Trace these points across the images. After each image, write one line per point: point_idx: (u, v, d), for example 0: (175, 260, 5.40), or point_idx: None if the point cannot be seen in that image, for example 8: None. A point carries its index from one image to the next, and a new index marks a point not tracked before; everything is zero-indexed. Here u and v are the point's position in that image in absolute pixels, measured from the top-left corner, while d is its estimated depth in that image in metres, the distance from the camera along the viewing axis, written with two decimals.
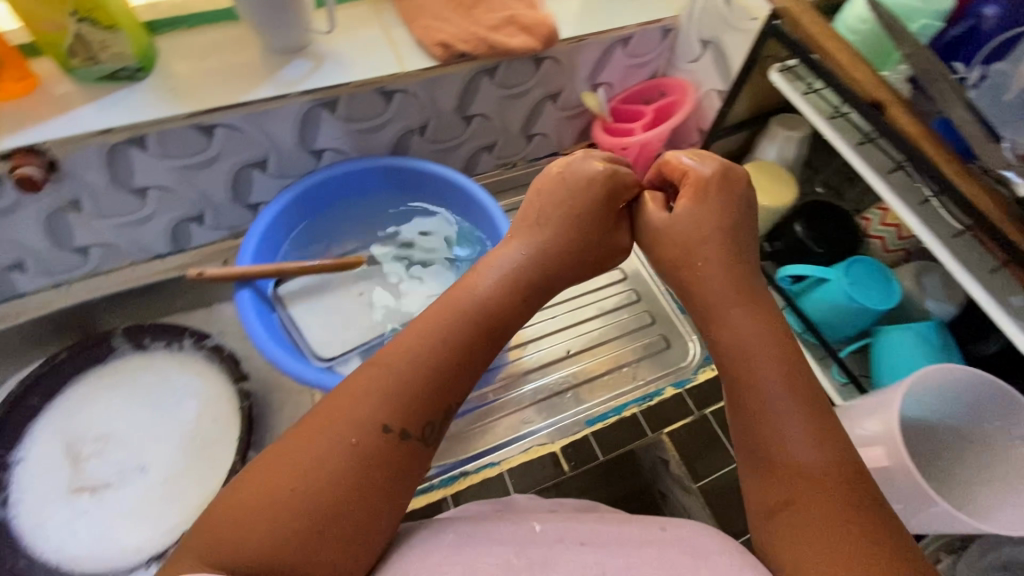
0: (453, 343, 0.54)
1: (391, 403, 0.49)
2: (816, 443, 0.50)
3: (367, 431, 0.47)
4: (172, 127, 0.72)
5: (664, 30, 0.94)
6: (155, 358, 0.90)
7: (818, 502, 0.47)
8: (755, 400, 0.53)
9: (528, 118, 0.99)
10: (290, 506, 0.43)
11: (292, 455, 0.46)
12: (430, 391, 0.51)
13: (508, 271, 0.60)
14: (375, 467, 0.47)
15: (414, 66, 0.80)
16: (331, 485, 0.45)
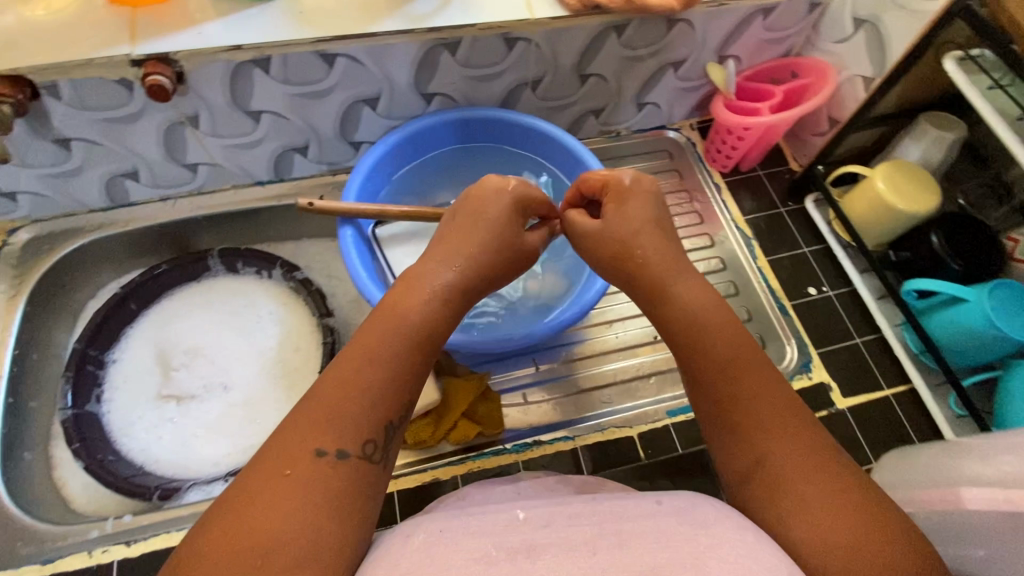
0: (394, 349, 0.49)
1: (326, 424, 0.43)
2: (768, 401, 0.47)
3: (301, 460, 0.41)
4: (297, 52, 0.71)
5: (813, 3, 0.85)
6: (247, 283, 0.92)
7: (789, 466, 0.43)
8: (705, 363, 0.51)
9: (644, 85, 0.93)
10: (225, 562, 0.36)
11: (224, 526, 0.38)
12: (371, 396, 0.46)
13: (439, 281, 0.56)
14: (327, 494, 0.40)
15: (544, 13, 0.75)
16: (273, 537, 0.37)
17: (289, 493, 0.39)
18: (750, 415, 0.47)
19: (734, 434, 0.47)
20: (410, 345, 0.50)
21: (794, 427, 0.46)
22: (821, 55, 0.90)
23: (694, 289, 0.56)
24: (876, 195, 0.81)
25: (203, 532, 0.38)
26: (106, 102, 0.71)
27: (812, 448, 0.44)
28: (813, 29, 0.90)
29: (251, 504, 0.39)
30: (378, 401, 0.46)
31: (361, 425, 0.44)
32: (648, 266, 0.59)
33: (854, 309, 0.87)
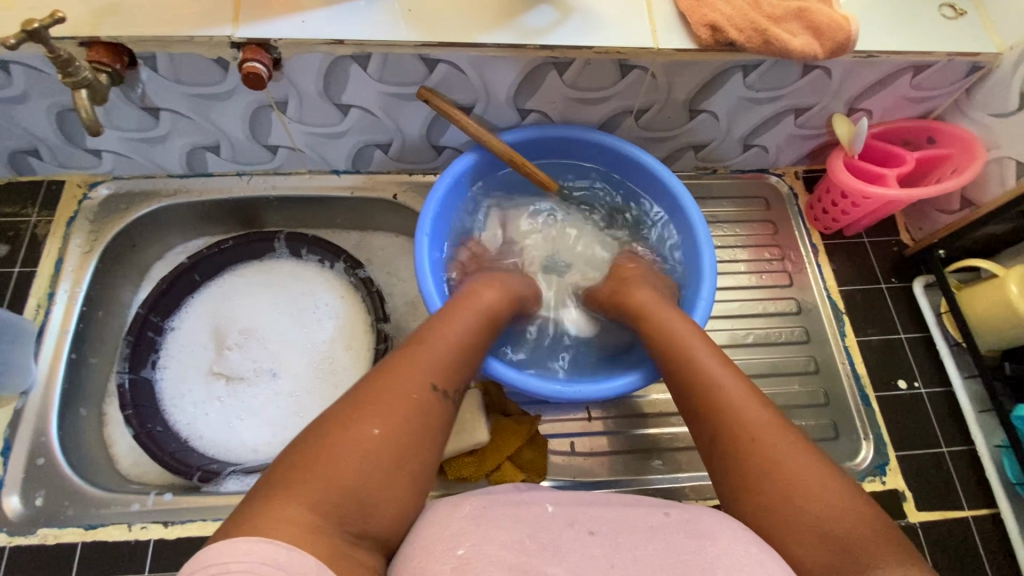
0: (474, 330, 0.60)
1: (438, 366, 0.53)
2: (748, 393, 0.55)
3: (422, 385, 0.50)
4: (400, 53, 0.66)
5: (974, 68, 0.74)
6: (308, 269, 0.91)
7: (756, 453, 0.50)
8: (693, 368, 0.58)
9: (756, 127, 0.84)
10: (367, 456, 0.44)
11: (361, 425, 0.45)
12: (462, 358, 0.56)
13: (503, 291, 0.68)
14: (431, 421, 0.49)
15: (669, 44, 0.68)
16: (400, 439, 0.46)
17: (411, 414, 0.48)
18: (739, 417, 0.53)
19: (716, 434, 0.53)
20: (486, 330, 0.61)
21: (770, 416, 0.53)
22: (969, 124, 0.80)
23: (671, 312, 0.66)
24: (1006, 299, 0.71)
25: (343, 428, 0.45)
26: (200, 78, 0.69)
27: (780, 429, 0.51)
28: (966, 94, 0.79)
29: (384, 419, 0.46)
30: (468, 366, 0.57)
31: (455, 377, 0.54)
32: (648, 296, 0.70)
33: (945, 414, 0.79)
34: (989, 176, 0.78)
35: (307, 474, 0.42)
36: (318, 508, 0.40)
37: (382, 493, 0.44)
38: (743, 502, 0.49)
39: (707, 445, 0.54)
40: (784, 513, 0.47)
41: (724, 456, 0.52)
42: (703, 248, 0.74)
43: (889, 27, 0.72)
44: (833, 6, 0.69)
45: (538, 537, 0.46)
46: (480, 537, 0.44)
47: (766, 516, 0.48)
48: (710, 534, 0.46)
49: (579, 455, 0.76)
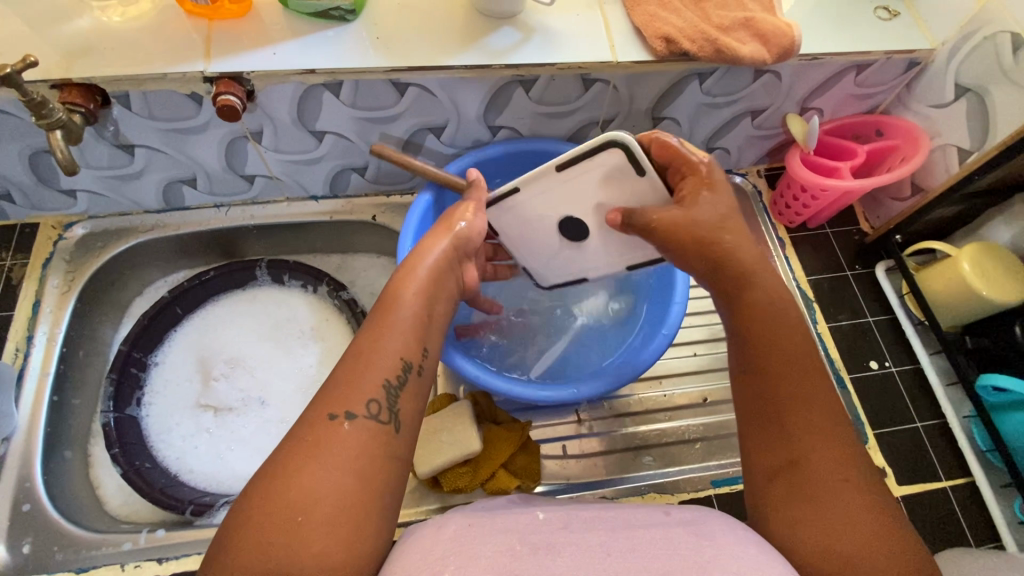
0: (391, 332, 0.52)
1: (337, 393, 0.47)
2: (822, 403, 0.48)
3: (322, 426, 0.45)
4: (370, 79, 0.69)
5: (911, 63, 0.79)
6: (291, 295, 0.92)
7: (803, 469, 0.46)
8: (767, 363, 0.51)
9: (717, 130, 0.89)
10: (271, 526, 0.40)
11: (265, 497, 0.41)
12: (374, 369, 0.49)
13: (424, 270, 0.58)
14: (345, 457, 0.44)
15: (627, 56, 0.72)
16: (308, 496, 0.41)
17: (317, 459, 0.43)
18: (799, 435, 0.47)
19: (777, 443, 0.48)
20: (412, 326, 0.53)
21: (842, 438, 0.47)
22: (912, 116, 0.85)
23: (764, 287, 0.56)
24: (960, 276, 0.76)
25: (250, 502, 0.42)
26: (174, 114, 0.70)
27: (848, 456, 0.46)
28: (907, 88, 0.84)
29: (289, 475, 0.42)
30: (380, 372, 0.49)
31: (359, 394, 0.47)
32: (748, 260, 0.57)
33: (916, 390, 0.83)
34: (935, 163, 0.83)
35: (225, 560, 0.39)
36: None
37: (305, 553, 0.40)
38: (772, 513, 0.46)
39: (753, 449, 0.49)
40: (833, 541, 0.42)
41: (776, 464, 0.47)
42: None
43: (829, 31, 0.77)
44: (777, 14, 0.74)
45: (528, 540, 0.45)
46: (466, 559, 0.42)
47: (805, 539, 0.43)
48: (710, 534, 0.45)
49: (571, 458, 0.77)
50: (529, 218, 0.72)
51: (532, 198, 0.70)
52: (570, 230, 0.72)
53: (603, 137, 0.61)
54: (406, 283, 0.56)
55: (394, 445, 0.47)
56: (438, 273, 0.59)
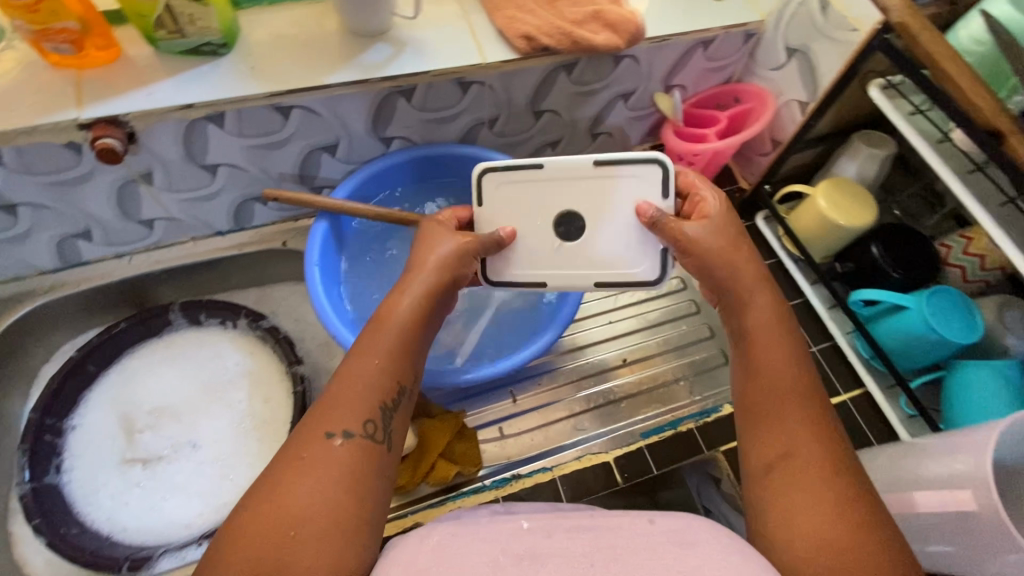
0: (389, 354, 0.51)
1: (336, 412, 0.46)
2: (815, 405, 0.48)
3: (314, 445, 0.44)
4: (251, 106, 0.71)
5: (748, 35, 0.90)
6: (210, 334, 0.91)
7: (796, 466, 0.44)
8: (761, 366, 0.51)
9: (597, 116, 0.96)
10: (262, 544, 0.38)
11: (263, 513, 0.40)
12: (368, 388, 0.48)
13: (416, 287, 0.57)
14: (336, 474, 0.43)
15: (495, 57, 0.78)
16: (302, 508, 0.40)
17: (309, 478, 0.42)
18: (791, 431, 0.46)
19: (768, 438, 0.47)
20: (404, 345, 0.52)
21: (833, 439, 0.46)
22: (760, 80, 0.95)
23: (766, 299, 0.56)
24: (818, 211, 0.85)
25: (241, 519, 0.40)
26: (53, 166, 0.69)
27: (840, 458, 0.44)
28: (751, 57, 0.95)
29: (280, 490, 0.41)
30: (378, 396, 0.48)
31: (355, 413, 0.46)
32: (750, 273, 0.58)
33: (808, 319, 0.92)
34: (784, 118, 0.94)
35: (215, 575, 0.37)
36: None
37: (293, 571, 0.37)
38: (762, 508, 0.44)
39: (746, 446, 0.49)
40: (815, 536, 0.40)
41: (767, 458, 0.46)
42: None
43: (670, 15, 0.86)
44: (623, 5, 0.83)
45: (511, 549, 0.40)
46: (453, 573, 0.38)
47: (787, 532, 0.42)
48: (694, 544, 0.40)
49: (509, 437, 0.81)
50: (527, 208, 0.68)
51: (544, 182, 0.68)
52: (569, 227, 0.68)
53: (648, 155, 0.65)
54: (399, 306, 0.55)
55: (384, 473, 0.46)
56: (433, 292, 0.57)
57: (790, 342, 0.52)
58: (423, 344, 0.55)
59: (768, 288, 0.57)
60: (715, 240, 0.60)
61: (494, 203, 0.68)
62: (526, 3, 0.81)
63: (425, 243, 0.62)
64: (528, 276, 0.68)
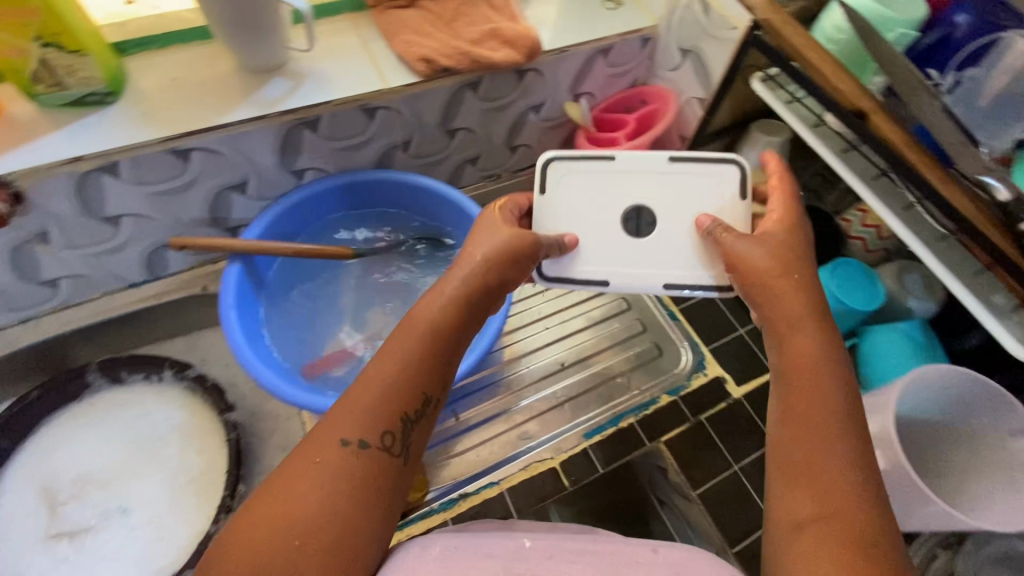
0: (416, 351, 0.47)
1: (360, 418, 0.43)
2: (861, 469, 0.42)
3: (332, 448, 0.42)
4: (147, 153, 0.69)
5: (643, 40, 0.94)
6: (135, 391, 0.86)
7: (826, 538, 0.40)
8: (802, 419, 0.45)
9: (511, 129, 0.99)
10: (268, 542, 0.38)
11: (273, 506, 0.39)
12: (390, 394, 0.45)
13: (455, 283, 0.52)
14: (344, 487, 0.41)
15: (396, 81, 0.79)
16: (308, 514, 0.39)
17: (318, 481, 0.40)
18: (830, 493, 0.42)
19: (801, 494, 0.42)
20: (432, 350, 0.48)
21: (872, 508, 0.41)
22: (662, 81, 1.00)
23: (811, 337, 0.49)
24: None
25: (254, 504, 0.40)
26: None
27: (880, 532, 0.40)
28: (651, 61, 0.99)
29: (288, 486, 0.40)
30: (395, 402, 0.45)
31: (378, 421, 0.43)
32: (794, 308, 0.51)
33: (733, 304, 0.96)
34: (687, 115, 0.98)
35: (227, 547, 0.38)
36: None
37: None
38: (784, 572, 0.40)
39: (777, 495, 0.44)
40: None
41: (798, 517, 0.42)
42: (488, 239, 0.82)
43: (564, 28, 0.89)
44: (517, 21, 0.85)
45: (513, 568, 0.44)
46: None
47: None
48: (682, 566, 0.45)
49: (454, 457, 0.80)
50: (596, 205, 0.68)
51: (615, 172, 0.69)
52: (637, 223, 0.68)
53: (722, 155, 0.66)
54: (435, 308, 0.50)
55: (401, 479, 0.43)
56: (474, 285, 0.53)
57: (844, 393, 0.46)
58: (461, 344, 0.50)
59: (818, 324, 0.50)
60: (760, 261, 0.54)
61: (560, 200, 0.68)
62: (422, 26, 0.82)
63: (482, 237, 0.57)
64: (590, 272, 0.67)
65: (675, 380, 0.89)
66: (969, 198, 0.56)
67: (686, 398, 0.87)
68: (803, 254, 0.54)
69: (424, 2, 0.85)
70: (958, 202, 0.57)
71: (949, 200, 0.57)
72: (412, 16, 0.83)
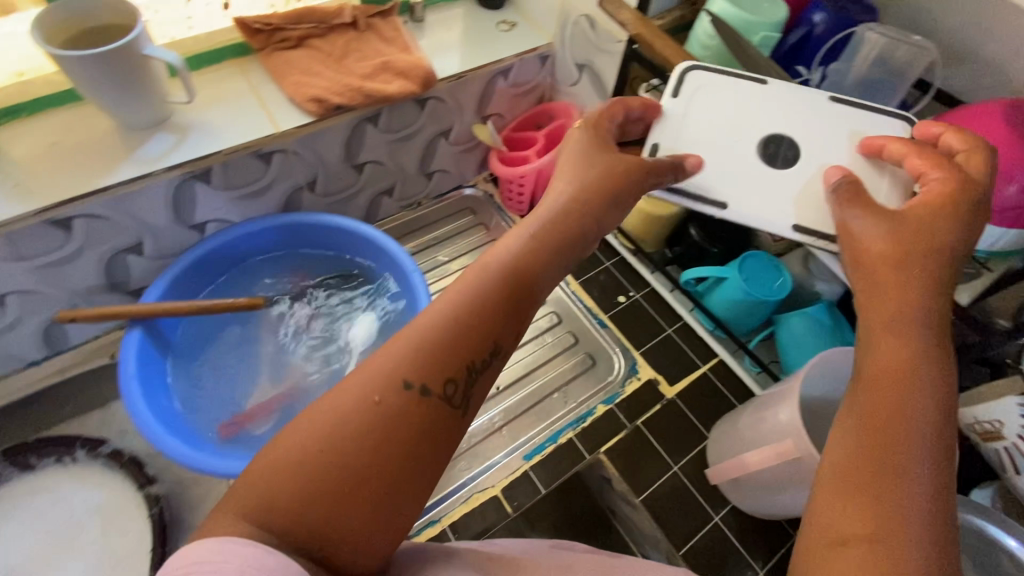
0: (478, 293, 0.43)
1: (420, 358, 0.40)
2: (934, 502, 0.36)
3: (389, 389, 0.39)
4: (22, 227, 0.66)
5: (541, 58, 0.96)
6: (48, 477, 0.81)
7: (870, 560, 0.34)
8: (882, 428, 0.39)
9: (422, 157, 0.98)
10: (303, 471, 0.36)
11: (309, 426, 0.37)
12: (455, 345, 0.41)
13: (535, 229, 0.47)
14: (382, 443, 0.37)
15: (289, 124, 0.77)
16: (349, 453, 0.36)
17: (364, 427, 0.37)
18: (892, 516, 0.35)
19: (857, 505, 0.37)
20: (500, 299, 0.43)
21: (932, 539, 0.35)
22: (566, 96, 1.01)
23: (903, 342, 0.42)
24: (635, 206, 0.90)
25: (307, 417, 0.38)
26: None
27: (934, 562, 0.34)
28: (553, 77, 1.01)
29: (338, 411, 0.38)
30: (436, 347, 0.41)
31: (441, 370, 0.40)
32: (891, 310, 0.43)
33: (659, 304, 0.97)
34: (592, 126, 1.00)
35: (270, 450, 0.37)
36: (258, 491, 0.35)
37: (323, 525, 0.35)
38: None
39: (824, 495, 0.38)
40: None
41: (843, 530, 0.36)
42: (409, 269, 0.81)
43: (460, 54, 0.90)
44: (410, 52, 0.85)
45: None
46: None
47: None
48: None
49: None
50: (729, 122, 0.62)
51: (764, 94, 0.63)
52: (775, 152, 0.61)
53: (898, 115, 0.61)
54: (506, 249, 0.46)
55: (437, 428, 0.39)
56: (568, 218, 0.49)
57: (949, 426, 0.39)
58: (524, 291, 0.45)
59: (924, 336, 0.42)
60: (880, 243, 0.46)
61: (689, 115, 0.63)
62: (311, 66, 0.81)
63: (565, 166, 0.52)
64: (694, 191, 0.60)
65: (610, 388, 0.90)
66: None
67: (623, 406, 0.88)
68: (926, 244, 0.45)
69: (313, 41, 0.84)
70: None
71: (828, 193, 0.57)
72: (301, 56, 0.82)
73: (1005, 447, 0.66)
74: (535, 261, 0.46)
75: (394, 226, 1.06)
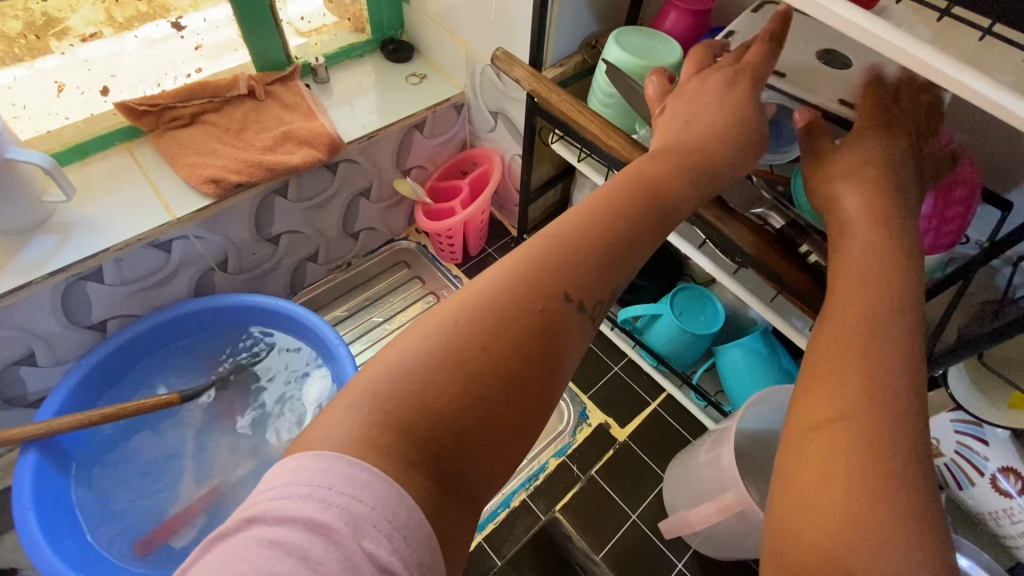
0: (632, 199, 0.40)
1: (579, 270, 0.37)
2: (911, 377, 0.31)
3: (550, 296, 0.35)
4: None
5: (455, 107, 0.94)
6: None
7: (846, 441, 0.29)
8: (844, 319, 0.35)
9: (344, 219, 0.95)
10: (450, 377, 0.32)
11: (456, 329, 0.33)
12: (611, 257, 0.38)
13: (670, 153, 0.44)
14: (531, 353, 0.34)
15: (186, 209, 0.72)
16: (505, 359, 0.33)
17: (516, 336, 0.34)
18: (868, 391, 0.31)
19: (831, 383, 0.32)
20: (648, 207, 0.40)
21: (916, 422, 0.30)
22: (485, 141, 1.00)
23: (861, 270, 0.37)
24: None
25: (455, 316, 0.34)
26: None
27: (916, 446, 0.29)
28: (470, 123, 0.99)
29: (497, 315, 0.34)
30: (602, 256, 0.38)
31: (599, 284, 0.37)
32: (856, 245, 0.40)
33: (602, 344, 0.95)
34: (513, 168, 0.98)
35: (410, 348, 0.32)
36: (405, 397, 0.31)
37: (461, 438, 0.31)
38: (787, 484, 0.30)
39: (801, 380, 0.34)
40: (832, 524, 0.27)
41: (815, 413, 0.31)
42: (332, 338, 0.77)
43: (370, 113, 0.87)
44: (314, 118, 0.82)
45: None
46: None
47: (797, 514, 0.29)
48: None
49: None
50: (794, 43, 0.55)
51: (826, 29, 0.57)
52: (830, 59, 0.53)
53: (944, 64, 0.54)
54: (662, 169, 0.43)
55: (576, 348, 0.36)
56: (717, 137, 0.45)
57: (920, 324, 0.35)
58: (673, 208, 0.42)
59: (875, 244, 0.39)
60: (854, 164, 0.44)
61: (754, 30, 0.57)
62: (207, 144, 0.77)
63: (683, 100, 0.48)
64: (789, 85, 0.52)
65: (560, 439, 0.87)
66: (754, 233, 0.55)
67: (575, 455, 0.85)
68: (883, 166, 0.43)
69: (208, 116, 0.80)
70: (746, 240, 0.55)
71: (739, 239, 0.55)
72: (194, 134, 0.78)
73: (946, 463, 0.66)
74: (690, 179, 0.43)
75: (325, 290, 1.01)
